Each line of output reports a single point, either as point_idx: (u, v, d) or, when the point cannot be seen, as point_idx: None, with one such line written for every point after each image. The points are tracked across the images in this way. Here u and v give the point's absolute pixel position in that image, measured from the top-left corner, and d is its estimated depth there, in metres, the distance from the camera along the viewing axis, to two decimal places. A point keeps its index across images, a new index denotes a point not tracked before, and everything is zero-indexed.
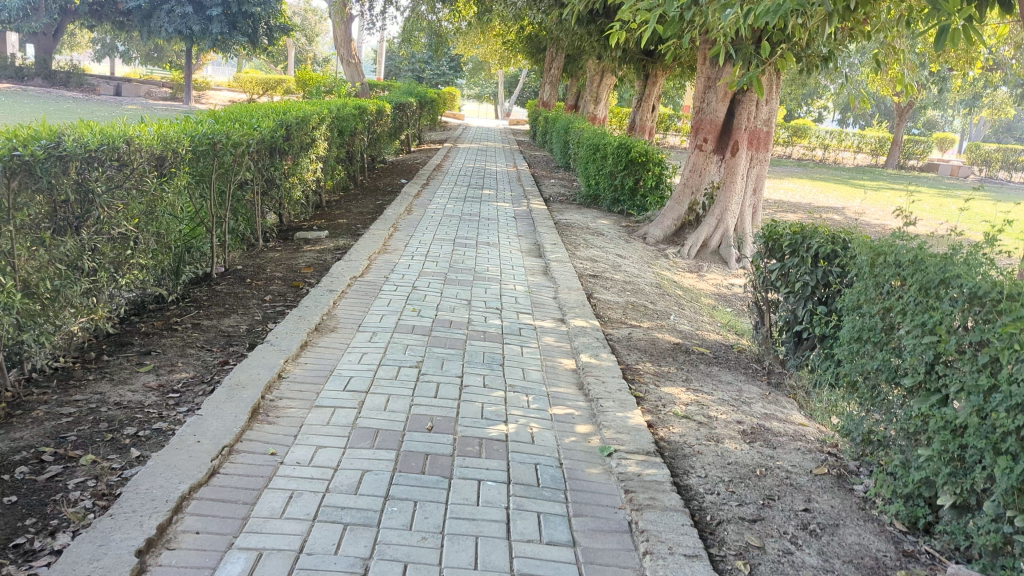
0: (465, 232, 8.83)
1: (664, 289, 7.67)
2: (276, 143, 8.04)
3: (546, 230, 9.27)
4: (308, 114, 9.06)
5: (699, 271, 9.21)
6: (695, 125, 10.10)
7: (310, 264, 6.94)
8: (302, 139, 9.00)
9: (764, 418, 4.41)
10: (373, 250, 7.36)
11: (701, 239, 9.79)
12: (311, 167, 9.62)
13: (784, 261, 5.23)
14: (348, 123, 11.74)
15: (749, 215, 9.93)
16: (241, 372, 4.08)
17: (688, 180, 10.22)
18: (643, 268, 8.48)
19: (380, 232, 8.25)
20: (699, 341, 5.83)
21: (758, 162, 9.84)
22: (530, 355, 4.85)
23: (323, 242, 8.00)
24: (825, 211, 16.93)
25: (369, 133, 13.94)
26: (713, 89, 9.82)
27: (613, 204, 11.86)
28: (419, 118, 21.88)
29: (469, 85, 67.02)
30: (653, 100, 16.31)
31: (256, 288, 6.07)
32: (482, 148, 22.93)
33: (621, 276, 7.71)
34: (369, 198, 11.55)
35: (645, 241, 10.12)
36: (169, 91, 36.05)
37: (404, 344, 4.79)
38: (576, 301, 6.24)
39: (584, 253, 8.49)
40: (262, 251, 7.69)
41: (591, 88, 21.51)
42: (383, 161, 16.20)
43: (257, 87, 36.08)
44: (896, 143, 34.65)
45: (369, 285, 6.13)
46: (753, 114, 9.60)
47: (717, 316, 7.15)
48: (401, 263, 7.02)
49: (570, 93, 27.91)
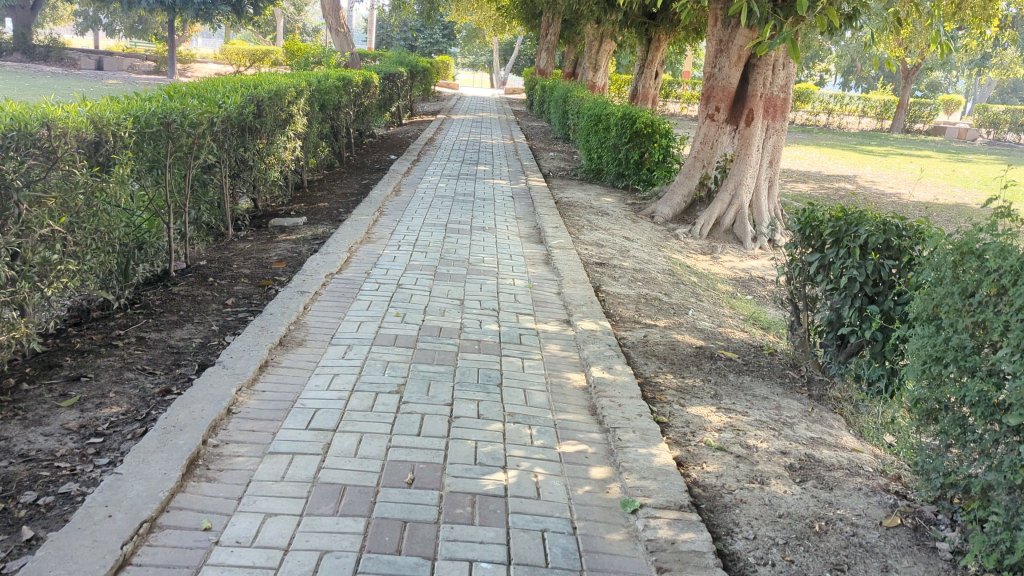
0: (458, 215, 8.09)
1: (677, 277, 6.95)
2: (245, 121, 7.26)
3: (546, 211, 8.53)
4: (285, 88, 8.26)
5: (713, 253, 8.48)
6: (706, 93, 9.33)
7: (283, 258, 6.21)
8: (277, 116, 8.22)
9: (811, 445, 3.70)
10: (355, 240, 6.62)
11: (713, 217, 9.08)
12: (289, 146, 8.84)
13: (825, 252, 4.50)
14: (331, 95, 10.94)
15: (765, 190, 9.21)
16: (182, 406, 3.37)
17: (699, 153, 9.46)
18: (652, 251, 7.75)
19: (363, 218, 7.50)
20: (724, 343, 5.12)
21: (775, 132, 9.08)
22: (531, 371, 4.14)
23: (300, 230, 7.26)
24: (836, 181, 16.13)
25: (355, 106, 13.12)
26: (725, 53, 9.03)
27: (616, 179, 11.10)
28: (410, 88, 20.98)
29: (463, 53, 65.64)
30: (656, 66, 15.48)
31: (219, 290, 5.35)
32: (477, 119, 22.05)
33: (629, 263, 7.00)
34: (355, 177, 10.78)
35: (653, 220, 9.41)
36: (152, 65, 34.99)
37: (384, 361, 4.08)
38: (583, 297, 5.51)
39: (588, 237, 7.75)
40: (231, 242, 6.95)
41: (590, 55, 20.58)
42: (372, 136, 15.39)
43: (244, 58, 34.95)
44: (902, 107, 33.71)
45: (347, 284, 5.40)
46: (769, 79, 8.85)
47: (737, 307, 6.45)
48: (385, 255, 6.29)
49: (567, 60, 26.93)
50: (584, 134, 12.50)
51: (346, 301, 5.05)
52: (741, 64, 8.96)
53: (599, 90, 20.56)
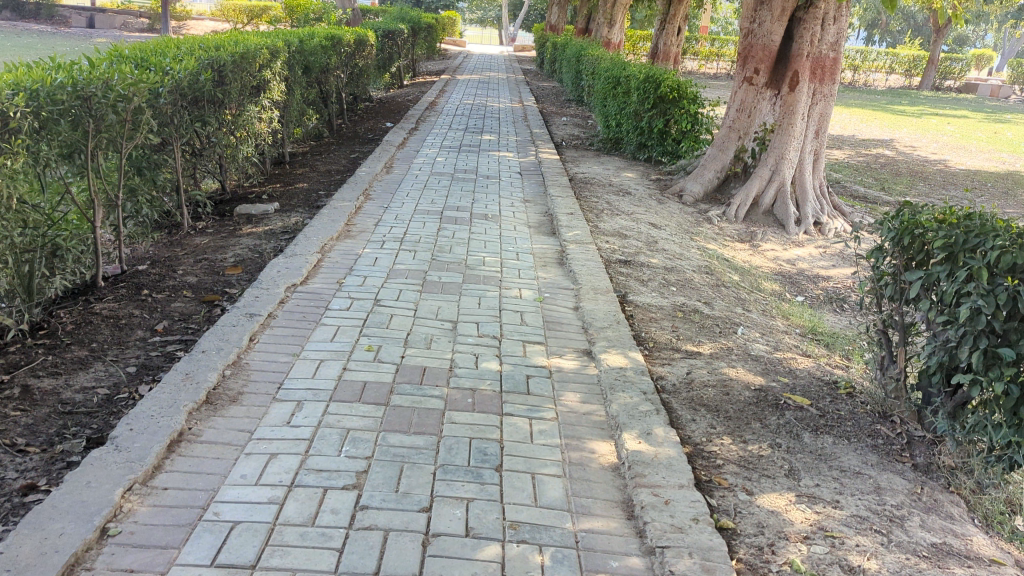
0: (457, 199, 6.98)
1: (716, 276, 5.86)
2: (202, 89, 6.11)
3: (559, 192, 7.40)
4: (256, 49, 7.09)
5: (752, 240, 7.36)
6: (743, 52, 8.19)
7: (240, 259, 5.12)
8: (247, 82, 7.07)
9: (937, 559, 2.64)
10: (330, 236, 5.52)
11: (751, 196, 7.95)
12: (263, 117, 7.69)
13: (931, 269, 3.38)
14: (317, 57, 9.74)
15: (810, 164, 8.07)
16: (34, 525, 2.30)
17: (734, 122, 8.28)
18: (683, 242, 6.65)
19: (344, 204, 6.40)
20: (788, 377, 4.03)
21: (822, 97, 7.94)
22: (542, 440, 3.06)
23: (269, 220, 6.18)
24: (872, 146, 14.88)
25: (347, 68, 11.91)
26: (767, 6, 7.87)
27: (638, 150, 9.93)
28: (412, 46, 19.67)
29: (472, 7, 63.61)
30: (679, 22, 14.18)
31: (151, 308, 4.26)
32: (483, 79, 20.73)
33: (658, 260, 5.91)
34: (345, 150, 9.66)
35: (681, 199, 8.24)
36: (146, 22, 33.45)
37: (343, 430, 3.00)
38: (607, 315, 4.43)
39: (608, 225, 6.66)
40: (185, 236, 5.86)
41: (604, 9, 19.17)
42: (368, 100, 14.17)
43: (242, 15, 33.39)
44: (932, 63, 31.98)
45: (312, 301, 4.33)
46: (817, 36, 7.71)
47: (790, 316, 5.37)
48: (365, 256, 5.21)
49: (580, 15, 25.46)
50: (601, 99, 11.28)
51: (306, 327, 3.96)
52: (784, 18, 7.81)
53: (615, 48, 19.18)
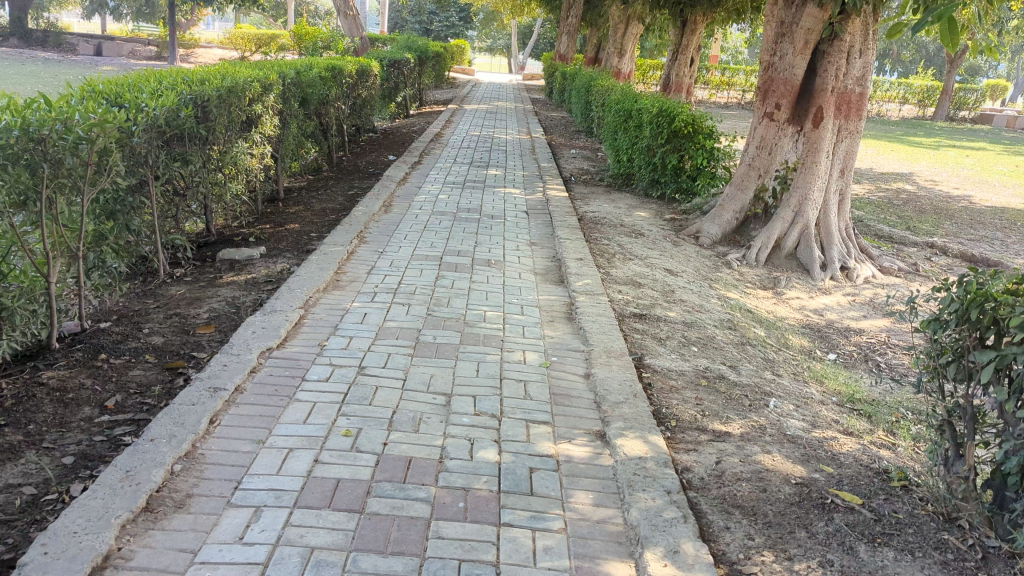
0: (457, 242, 6.50)
1: (740, 332, 5.34)
2: (183, 126, 5.66)
3: (568, 234, 6.92)
4: (246, 82, 6.67)
5: (775, 287, 6.84)
6: (763, 86, 7.72)
7: (214, 315, 4.63)
8: (235, 118, 6.63)
9: None
10: (316, 288, 5.03)
11: (773, 238, 7.45)
12: (254, 154, 7.26)
13: (1004, 348, 2.82)
14: (316, 88, 9.34)
15: (835, 205, 7.58)
16: None
17: (754, 159, 7.79)
18: (701, 291, 6.13)
19: (335, 249, 5.92)
20: (833, 465, 3.48)
21: (848, 134, 7.48)
22: (548, 562, 2.52)
23: (253, 267, 5.70)
24: (892, 180, 14.35)
25: (349, 100, 11.52)
26: (789, 37, 7.41)
27: (650, 186, 9.48)
28: (419, 75, 19.37)
29: (481, 36, 63.76)
30: (692, 51, 13.72)
31: (106, 378, 3.76)
32: (491, 109, 20.38)
33: (676, 313, 5.40)
34: (344, 185, 9.22)
35: (698, 241, 7.74)
36: (155, 50, 33.43)
37: (306, 550, 2.48)
38: (622, 385, 3.91)
39: (621, 272, 6.16)
40: (159, 286, 5.38)
41: (614, 38, 18.81)
42: (372, 131, 13.81)
43: (250, 44, 33.34)
44: (947, 93, 31.57)
45: (288, 370, 3.82)
46: (843, 69, 7.27)
47: (825, 380, 4.82)
48: (353, 311, 4.71)
49: (589, 44, 25.22)
50: (611, 132, 10.83)
51: (277, 404, 3.46)
52: (808, 51, 7.35)
53: (625, 79, 18.77)
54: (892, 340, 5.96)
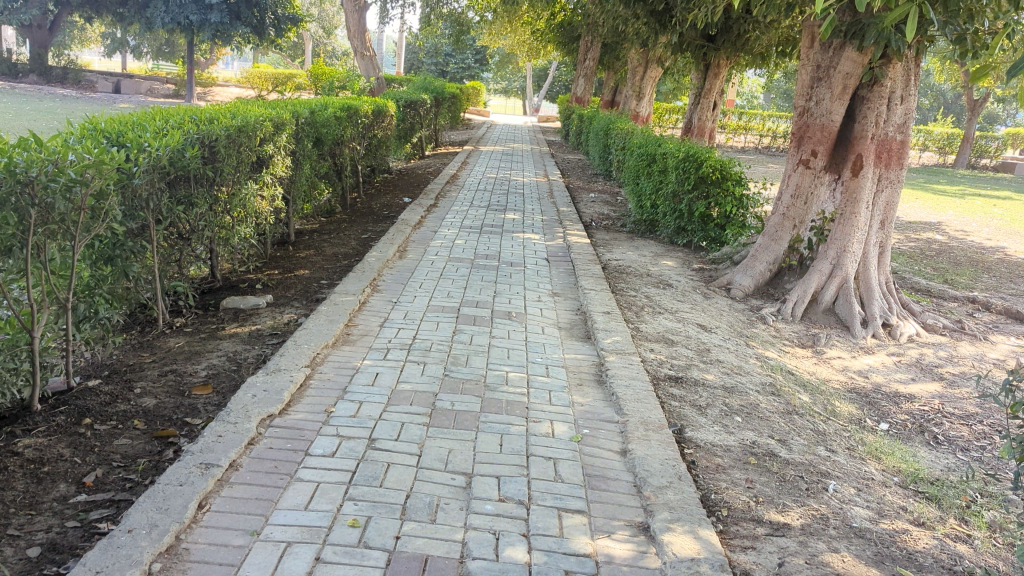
0: (476, 292, 6.12)
1: (784, 397, 4.91)
2: (188, 166, 5.33)
3: (593, 285, 6.53)
4: (257, 122, 6.38)
5: (814, 345, 6.41)
6: (797, 133, 7.38)
7: (213, 373, 4.23)
8: (245, 158, 6.32)
9: None
10: (324, 343, 4.64)
11: (809, 292, 7.04)
12: (264, 195, 6.94)
13: None
14: (331, 128, 9.08)
15: (874, 258, 7.19)
16: None
17: (788, 208, 7.42)
18: (738, 350, 5.71)
19: (347, 298, 5.55)
20: (911, 567, 3.03)
21: (888, 183, 7.12)
22: None
23: (258, 317, 5.33)
24: (921, 229, 13.95)
25: (364, 140, 11.26)
26: (825, 82, 7.08)
27: (676, 234, 9.10)
28: (435, 116, 19.21)
29: (496, 79, 64.21)
30: (715, 95, 13.44)
31: (87, 447, 3.36)
32: (507, 151, 20.17)
33: (715, 376, 4.98)
34: (357, 228, 8.89)
35: (729, 293, 7.32)
36: (173, 88, 33.61)
37: None
38: (664, 465, 3.48)
39: (651, 328, 5.75)
40: (156, 338, 5.00)
41: (632, 81, 18.61)
42: (387, 172, 13.57)
43: (268, 83, 33.49)
44: (967, 140, 31.28)
45: (289, 442, 3.40)
46: (882, 116, 6.92)
47: (881, 457, 4.36)
48: (364, 370, 4.30)
49: (607, 87, 25.15)
50: (633, 177, 10.51)
51: (276, 485, 3.04)
52: (846, 96, 7.01)
53: (644, 122, 18.54)
54: (946, 408, 5.50)
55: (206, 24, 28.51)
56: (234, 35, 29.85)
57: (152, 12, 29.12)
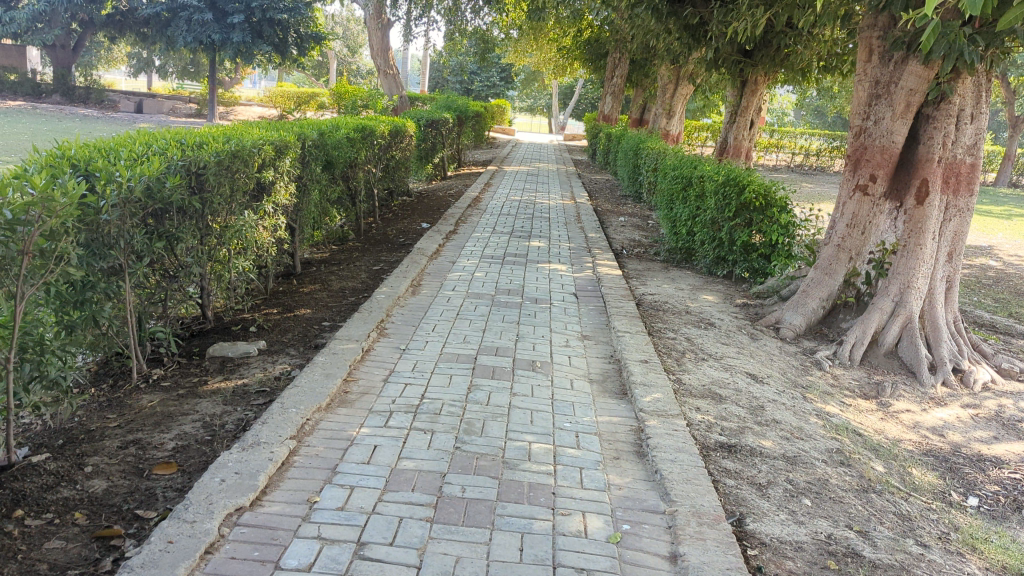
0: (496, 336, 5.45)
1: (856, 467, 4.16)
2: (172, 198, 4.76)
3: (626, 326, 5.84)
4: (255, 146, 5.82)
5: (879, 396, 5.61)
6: (853, 155, 6.66)
7: (181, 447, 3.60)
8: (240, 186, 5.74)
9: None
10: (317, 406, 3.99)
11: (869, 332, 6.30)
12: (264, 226, 6.36)
13: None
14: (343, 150, 8.51)
15: (941, 294, 6.45)
16: None
17: (843, 238, 6.70)
18: (795, 405, 4.95)
19: (349, 345, 4.90)
20: None
21: (956, 211, 6.40)
22: None
23: (247, 369, 4.71)
24: (975, 254, 13.06)
25: (381, 162, 10.67)
26: (886, 99, 6.36)
27: (715, 264, 8.41)
28: (459, 135, 18.65)
29: (521, 97, 63.77)
30: (752, 113, 12.74)
31: (8, 552, 2.72)
32: (531, 171, 19.56)
33: (773, 441, 4.24)
34: (370, 258, 8.28)
35: (778, 333, 6.58)
36: (195, 107, 33.45)
37: None
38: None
39: (695, 379, 5.04)
40: (128, 394, 4.39)
41: (662, 99, 17.96)
42: (407, 194, 12.99)
43: (290, 101, 33.28)
44: (1008, 158, 30.10)
45: (257, 549, 2.74)
46: (950, 137, 6.22)
47: (981, 548, 3.59)
48: (360, 442, 3.63)
49: (635, 105, 24.54)
50: (666, 202, 9.82)
51: None
52: (909, 115, 6.29)
53: (674, 140, 17.86)
54: None
55: (227, 44, 28.24)
56: (256, 53, 29.59)
57: (175, 31, 28.94)
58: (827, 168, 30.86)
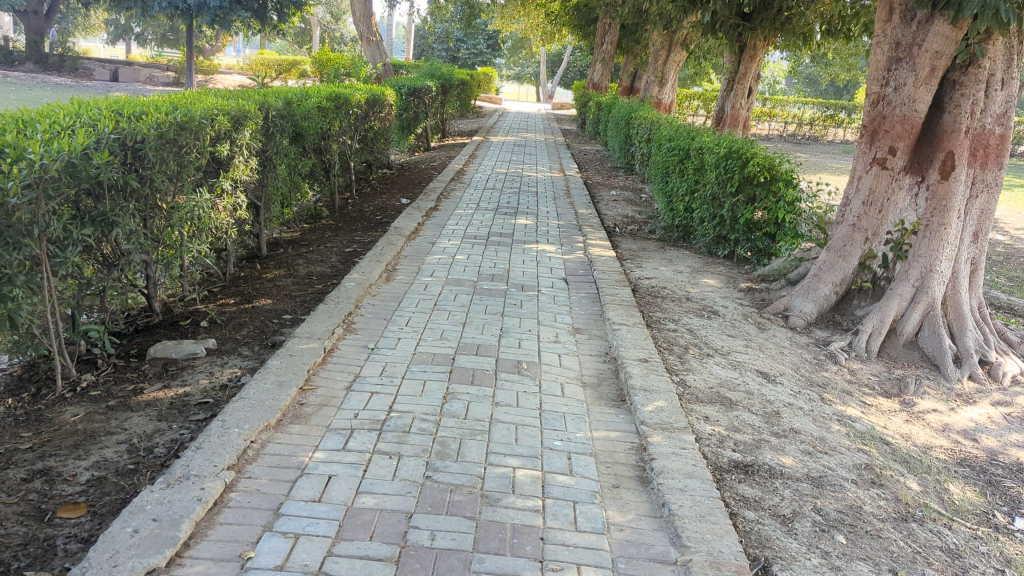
0: (477, 330, 4.87)
1: (891, 487, 3.60)
2: (102, 177, 4.12)
3: (623, 317, 5.27)
4: (204, 116, 5.16)
5: (902, 395, 5.06)
6: (870, 126, 6.04)
7: (95, 480, 3.00)
8: (190, 161, 5.09)
9: None
10: (265, 424, 3.40)
11: (887, 321, 5.77)
12: (221, 206, 5.72)
13: None
14: (314, 120, 7.84)
15: (966, 278, 5.90)
16: None
17: (859, 216, 6.13)
18: (813, 410, 4.40)
19: (309, 346, 4.30)
20: None
21: (983, 187, 5.83)
22: None
23: (192, 375, 4.11)
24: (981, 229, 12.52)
25: (357, 134, 9.99)
26: (908, 63, 5.75)
27: (715, 244, 7.84)
28: (443, 104, 17.95)
29: (509, 65, 62.73)
30: (750, 80, 12.10)
31: None
32: (519, 141, 18.90)
33: (795, 458, 3.68)
34: (343, 238, 7.65)
35: (787, 322, 6.04)
36: (172, 75, 32.48)
37: None
38: None
39: (701, 380, 4.48)
40: (48, 405, 3.78)
41: (654, 66, 17.24)
42: (387, 167, 12.35)
43: (271, 69, 32.36)
44: None
45: None
46: (978, 105, 5.63)
47: None
48: (312, 472, 3.05)
49: (626, 73, 23.86)
50: (661, 176, 9.22)
51: None
52: (934, 80, 5.69)
53: (667, 109, 17.20)
54: None
55: (204, 9, 27.28)
56: (234, 19, 28.65)
57: None
58: (820, 137, 30.24)
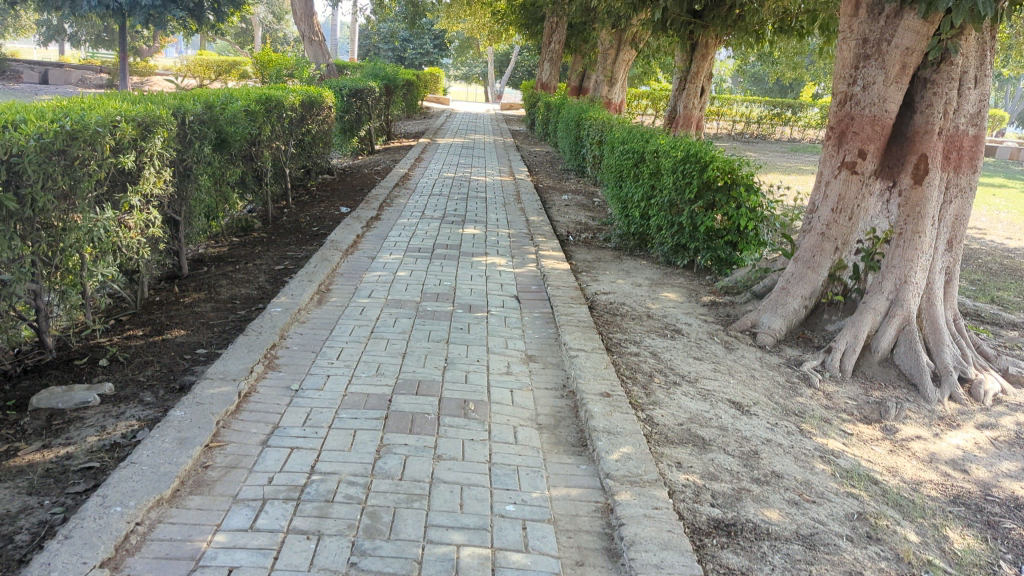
0: (418, 362, 4.33)
1: (889, 543, 3.16)
2: None
3: (580, 341, 4.77)
4: (101, 123, 4.51)
5: (883, 420, 4.66)
6: (837, 128, 5.67)
7: None
8: (85, 174, 4.45)
9: None
10: (156, 498, 2.81)
11: (860, 337, 5.38)
12: (130, 223, 5.08)
13: None
14: (242, 124, 7.21)
15: (941, 289, 5.55)
16: None
17: (828, 224, 5.74)
18: (794, 446, 3.95)
19: (221, 390, 3.71)
20: None
21: (957, 191, 5.46)
22: None
23: (80, 430, 3.48)
24: None
25: (293, 139, 9.35)
26: (876, 60, 5.37)
27: (673, 253, 7.41)
28: (388, 105, 17.32)
29: (457, 65, 62.12)
30: (702, 79, 11.71)
31: None
32: (468, 143, 18.36)
33: (781, 512, 3.22)
34: (275, 253, 7.02)
35: (755, 339, 5.62)
36: (105, 77, 31.17)
37: None
38: None
39: (670, 417, 3.99)
40: None
41: (603, 66, 16.84)
42: (328, 173, 11.70)
43: (210, 70, 31.27)
44: None
45: None
46: (951, 104, 5.27)
47: None
48: (209, 565, 2.48)
49: (574, 73, 23.50)
50: (615, 180, 8.77)
51: None
52: (904, 78, 5.32)
53: (617, 110, 16.79)
54: None
55: (138, 8, 26.15)
56: (170, 18, 27.55)
57: None
58: (768, 135, 30.29)
